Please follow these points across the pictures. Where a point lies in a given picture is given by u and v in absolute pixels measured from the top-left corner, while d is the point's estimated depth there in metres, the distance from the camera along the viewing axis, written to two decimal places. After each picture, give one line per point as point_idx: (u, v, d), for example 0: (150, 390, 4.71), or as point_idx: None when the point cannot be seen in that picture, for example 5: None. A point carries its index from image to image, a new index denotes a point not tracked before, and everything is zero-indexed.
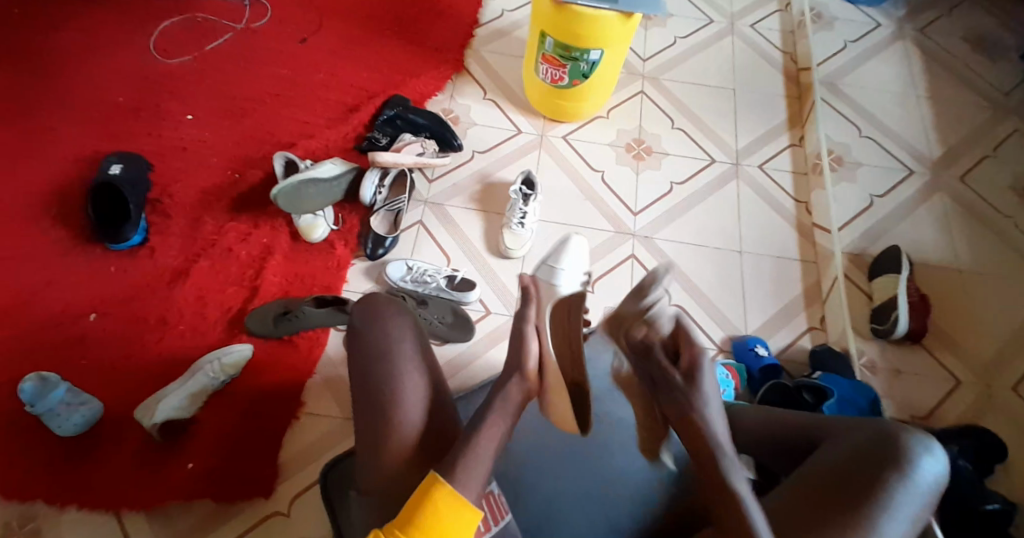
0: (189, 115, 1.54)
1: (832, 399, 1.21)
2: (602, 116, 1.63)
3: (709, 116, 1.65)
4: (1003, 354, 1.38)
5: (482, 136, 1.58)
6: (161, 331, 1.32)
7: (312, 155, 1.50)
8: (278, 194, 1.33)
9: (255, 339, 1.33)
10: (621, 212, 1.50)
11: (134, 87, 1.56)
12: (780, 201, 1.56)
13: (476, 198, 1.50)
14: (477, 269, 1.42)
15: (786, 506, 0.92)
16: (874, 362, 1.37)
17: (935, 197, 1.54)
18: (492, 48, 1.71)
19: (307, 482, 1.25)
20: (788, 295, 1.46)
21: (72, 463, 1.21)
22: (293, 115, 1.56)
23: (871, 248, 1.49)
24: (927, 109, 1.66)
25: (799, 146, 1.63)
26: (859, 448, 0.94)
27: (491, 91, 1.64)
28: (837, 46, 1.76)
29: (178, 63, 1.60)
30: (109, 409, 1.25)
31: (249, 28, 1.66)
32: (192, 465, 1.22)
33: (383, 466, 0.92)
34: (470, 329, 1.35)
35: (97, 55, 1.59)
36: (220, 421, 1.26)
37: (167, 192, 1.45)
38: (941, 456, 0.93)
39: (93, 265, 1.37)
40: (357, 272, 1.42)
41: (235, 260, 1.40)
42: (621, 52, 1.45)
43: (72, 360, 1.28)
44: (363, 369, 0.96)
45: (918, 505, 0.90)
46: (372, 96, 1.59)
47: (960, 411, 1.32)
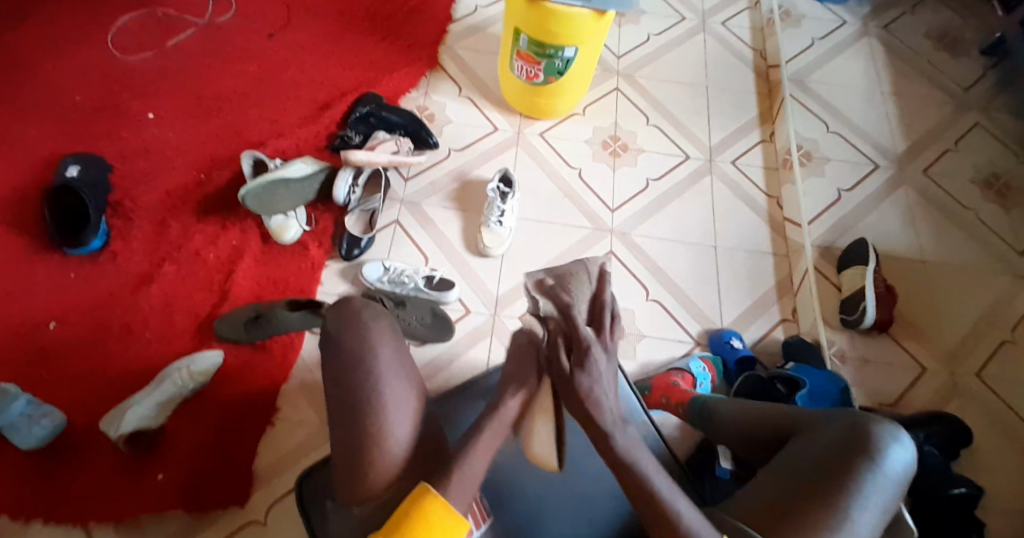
0: (151, 113, 1.48)
1: (804, 389, 1.23)
2: (577, 113, 1.62)
3: (682, 112, 1.66)
4: (967, 342, 1.42)
5: (457, 133, 1.56)
6: (127, 338, 1.27)
7: (283, 154, 1.46)
8: (248, 196, 1.29)
9: (227, 344, 1.29)
10: (598, 210, 1.50)
11: (92, 85, 1.50)
12: (753, 196, 1.58)
13: (453, 197, 1.48)
14: (455, 268, 1.40)
15: (761, 497, 0.93)
16: (844, 352, 1.40)
17: (900, 191, 1.59)
18: (465, 44, 1.69)
19: (284, 490, 1.21)
20: (763, 289, 1.48)
21: (35, 479, 1.15)
22: (261, 113, 1.51)
23: (841, 241, 1.52)
24: (892, 104, 1.71)
25: (770, 142, 1.65)
26: (831, 438, 0.96)
27: (465, 88, 1.62)
28: (805, 43, 1.79)
29: (138, 59, 1.54)
30: (73, 421, 1.20)
31: (213, 23, 1.61)
32: (162, 476, 1.18)
33: (365, 473, 0.89)
34: (450, 330, 1.33)
35: (51, 52, 1.52)
36: (192, 430, 1.21)
37: (130, 193, 1.39)
38: (909, 448, 0.96)
39: (52, 271, 1.31)
40: (333, 274, 1.38)
41: (203, 264, 1.35)
42: (595, 50, 1.45)
43: (33, 371, 1.22)
44: (340, 376, 0.93)
45: (888, 494, 0.91)
46: (344, 93, 1.55)
47: (928, 398, 1.36)
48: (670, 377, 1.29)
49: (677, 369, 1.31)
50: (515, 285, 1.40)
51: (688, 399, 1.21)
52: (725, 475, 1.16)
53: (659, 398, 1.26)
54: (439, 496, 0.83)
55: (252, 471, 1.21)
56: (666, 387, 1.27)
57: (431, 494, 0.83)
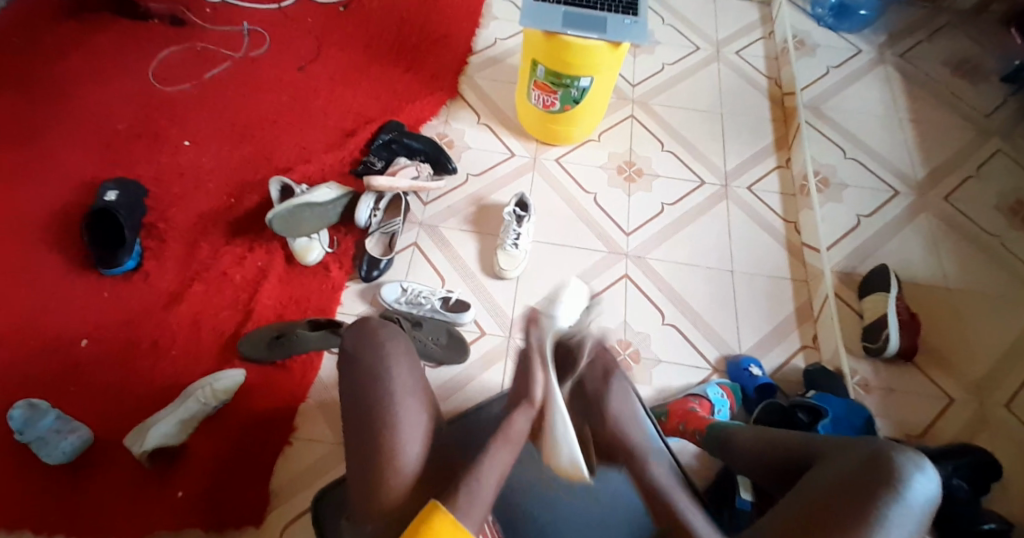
0: (186, 141, 1.55)
1: (827, 419, 1.20)
2: (593, 140, 1.66)
3: (698, 139, 1.68)
4: (995, 372, 1.39)
5: (475, 159, 1.60)
6: (154, 355, 1.31)
7: (309, 179, 1.52)
8: (274, 217, 1.34)
9: (249, 363, 1.33)
10: (614, 234, 1.52)
11: (132, 114, 1.58)
12: (769, 219, 1.58)
13: (470, 220, 1.52)
14: (471, 290, 1.43)
15: (780, 530, 0.92)
16: (867, 381, 1.38)
17: (921, 217, 1.58)
18: (485, 74, 1.74)
19: (301, 509, 1.23)
20: (780, 314, 1.47)
21: (61, 491, 1.19)
22: (290, 140, 1.57)
23: (861, 267, 1.51)
24: (910, 132, 1.70)
25: (787, 168, 1.66)
26: (853, 468, 0.94)
27: (484, 116, 1.67)
28: (820, 71, 1.81)
29: (176, 89, 1.62)
30: (99, 435, 1.24)
31: (247, 56, 1.69)
32: (181, 493, 1.20)
33: (376, 488, 0.91)
34: (465, 351, 1.35)
35: (96, 83, 1.61)
36: (212, 448, 1.24)
37: (163, 216, 1.45)
38: (935, 478, 0.93)
39: (88, 289, 1.36)
40: (352, 295, 1.42)
41: (230, 283, 1.40)
42: (610, 80, 1.48)
43: (64, 386, 1.27)
44: (356, 396, 0.95)
45: (911, 526, 0.89)
46: (367, 121, 1.61)
47: (956, 430, 1.33)
48: (687, 403, 1.28)
49: (695, 395, 1.30)
50: (531, 307, 1.42)
51: (706, 425, 1.20)
52: (745, 505, 1.12)
53: (677, 424, 1.25)
54: (447, 512, 0.85)
55: (268, 490, 1.23)
56: (683, 413, 1.26)
57: (439, 511, 0.85)
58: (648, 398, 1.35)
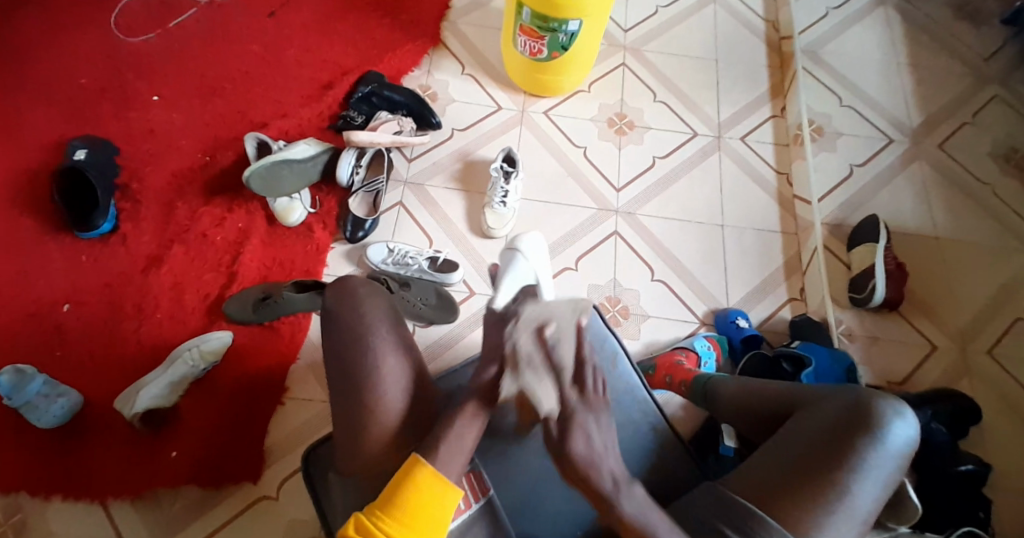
0: (156, 95, 1.48)
1: (810, 368, 1.21)
2: (583, 90, 1.60)
3: (690, 87, 1.62)
4: (980, 320, 1.40)
5: (461, 112, 1.54)
6: (138, 320, 1.29)
7: (287, 135, 1.46)
8: (252, 175, 1.29)
9: (235, 324, 1.31)
10: (604, 189, 1.49)
11: (97, 66, 1.50)
12: (761, 172, 1.55)
13: (457, 177, 1.48)
14: (459, 250, 1.41)
15: (762, 476, 0.93)
16: (852, 330, 1.39)
17: (915, 165, 1.55)
18: (469, 19, 1.66)
19: (292, 468, 1.24)
20: (769, 268, 1.46)
21: (55, 456, 1.19)
22: (265, 94, 1.50)
23: (852, 218, 1.49)
24: (907, 77, 1.65)
25: (781, 117, 1.61)
26: (832, 417, 0.94)
27: (469, 65, 1.60)
28: (819, 13, 1.73)
29: (141, 40, 1.53)
30: (88, 400, 1.23)
31: (214, 2, 1.59)
32: (176, 452, 1.21)
33: (365, 446, 0.92)
34: (454, 311, 1.34)
35: (56, 33, 1.52)
36: (204, 408, 1.24)
37: (137, 176, 1.40)
38: (912, 421, 0.94)
39: (64, 254, 1.33)
40: (338, 256, 1.39)
41: (211, 246, 1.36)
42: (600, 23, 1.41)
43: (48, 353, 1.25)
44: (339, 359, 0.94)
45: (888, 470, 0.91)
46: (345, 72, 1.54)
47: (937, 376, 1.35)
48: (674, 357, 1.28)
49: (682, 348, 1.31)
50: None
51: (691, 377, 1.21)
52: (728, 452, 1.16)
53: (663, 376, 1.26)
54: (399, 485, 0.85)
55: (262, 447, 1.24)
56: (669, 366, 1.27)
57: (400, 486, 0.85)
58: (636, 353, 1.36)
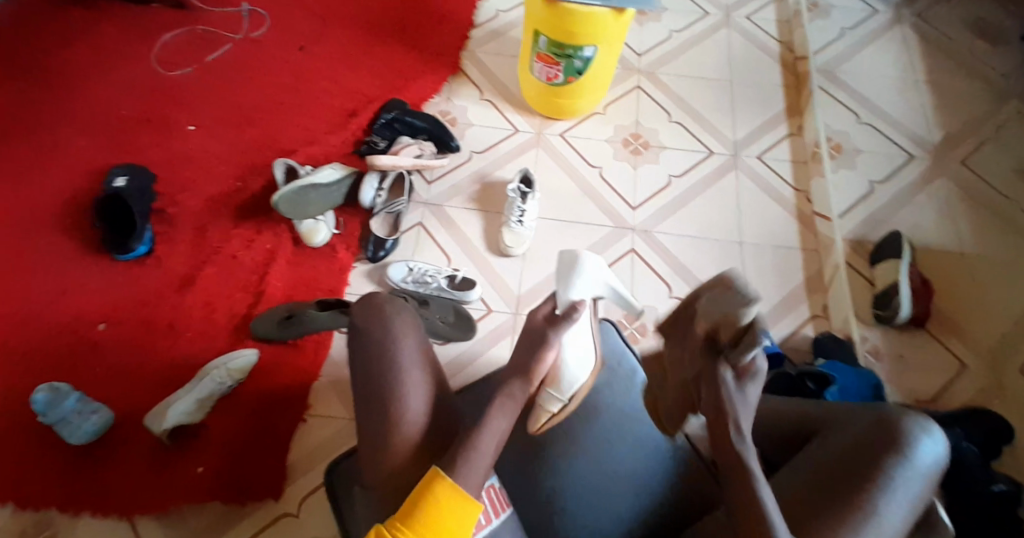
0: (191, 125, 1.56)
1: (834, 386, 1.20)
2: (599, 113, 1.63)
3: (706, 109, 1.65)
4: (1011, 338, 1.36)
5: (479, 136, 1.59)
6: (168, 338, 1.34)
7: (313, 161, 1.52)
8: (281, 200, 1.34)
9: (261, 342, 1.35)
10: (620, 208, 1.51)
11: (139, 99, 1.59)
12: (780, 190, 1.55)
13: (475, 198, 1.51)
14: (478, 268, 1.43)
15: (787, 497, 0.91)
16: (878, 348, 1.36)
17: (937, 181, 1.53)
18: (488, 48, 1.72)
19: (314, 485, 1.26)
20: (790, 285, 1.45)
21: (87, 469, 1.23)
22: (293, 123, 1.58)
23: (872, 235, 1.48)
24: (926, 94, 1.65)
25: (798, 135, 1.62)
26: (859, 435, 0.92)
27: (488, 92, 1.65)
28: (834, 34, 1.75)
29: (179, 75, 1.63)
30: (119, 414, 1.27)
31: (247, 37, 1.69)
32: (202, 468, 1.24)
33: (385, 457, 0.91)
34: (472, 327, 1.36)
35: (101, 70, 1.62)
36: (229, 423, 1.28)
37: (172, 201, 1.47)
38: (941, 441, 0.92)
39: (102, 274, 1.39)
40: (360, 274, 1.43)
41: (239, 267, 1.42)
42: (614, 49, 1.45)
43: (83, 369, 1.30)
44: (363, 373, 0.94)
45: (918, 489, 0.88)
46: (369, 101, 1.60)
47: (968, 395, 1.31)
48: None
49: None
50: (536, 284, 1.42)
51: None
52: None
53: None
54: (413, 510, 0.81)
55: (285, 465, 1.26)
56: None
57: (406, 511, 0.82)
58: None
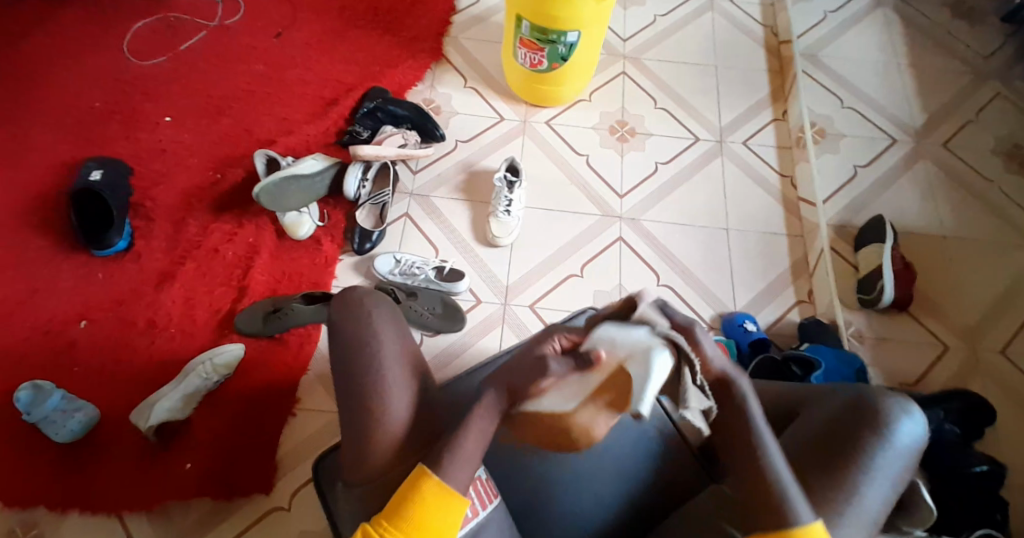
0: (167, 116, 1.52)
1: (819, 370, 1.21)
2: (584, 99, 1.62)
3: (690, 94, 1.64)
4: (990, 318, 1.39)
5: (464, 124, 1.57)
6: (150, 335, 1.32)
7: (294, 151, 1.50)
8: (261, 192, 1.32)
9: (246, 338, 1.33)
10: (607, 195, 1.50)
11: (111, 90, 1.54)
12: (764, 175, 1.56)
13: (461, 188, 1.50)
14: (465, 259, 1.42)
15: None
16: (861, 331, 1.38)
17: (919, 164, 1.55)
18: (470, 34, 1.69)
19: (303, 479, 1.25)
20: (775, 271, 1.46)
21: (71, 470, 1.21)
22: (272, 112, 1.54)
23: (856, 219, 1.49)
24: (908, 77, 1.66)
25: (783, 120, 1.62)
26: (838, 415, 0.93)
27: (471, 79, 1.63)
28: (816, 17, 1.75)
29: (152, 64, 1.58)
30: (101, 413, 1.25)
31: (222, 25, 1.64)
32: (190, 465, 1.22)
33: (369, 456, 0.89)
34: (461, 320, 1.35)
35: (70, 59, 1.57)
36: (216, 420, 1.26)
37: (149, 194, 1.44)
38: (920, 419, 0.93)
39: (80, 271, 1.36)
40: (346, 268, 1.42)
41: (221, 261, 1.39)
42: (598, 34, 1.44)
43: (63, 369, 1.28)
44: (343, 366, 0.92)
45: (897, 469, 0.90)
46: (350, 89, 1.57)
47: (949, 376, 1.33)
48: None
49: None
50: (525, 274, 1.42)
51: None
52: None
53: None
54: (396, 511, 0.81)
55: (275, 458, 1.26)
56: None
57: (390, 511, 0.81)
58: None
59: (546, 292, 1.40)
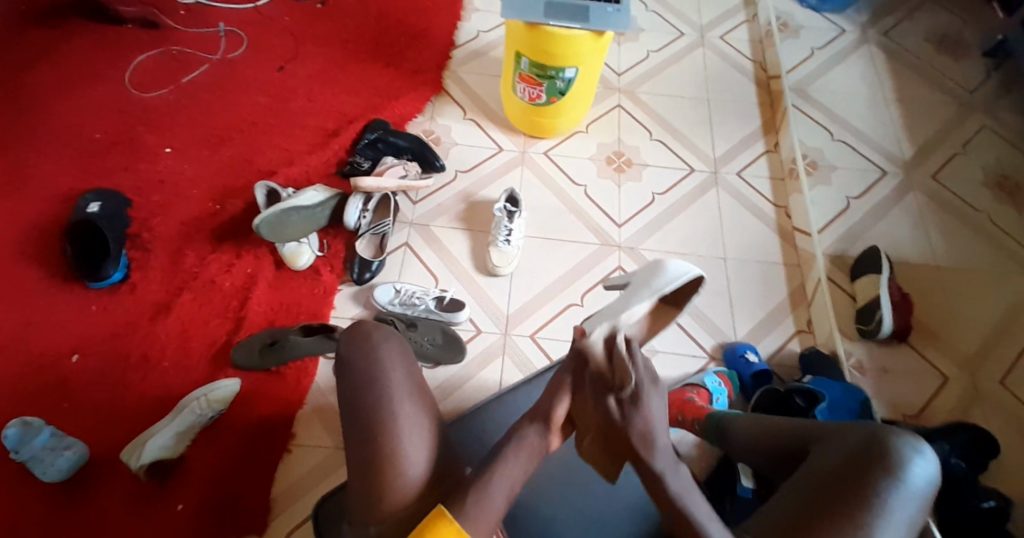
0: (167, 147, 1.52)
1: (824, 403, 1.20)
2: (581, 131, 1.64)
3: (685, 127, 1.67)
4: (989, 349, 1.40)
5: (463, 155, 1.58)
6: (146, 368, 1.29)
7: (294, 182, 1.50)
8: (261, 224, 1.31)
9: (243, 371, 1.31)
10: (605, 225, 1.52)
11: (111, 121, 1.54)
12: (759, 205, 1.58)
13: (461, 217, 1.50)
14: (465, 288, 1.42)
15: (782, 519, 0.90)
16: (862, 363, 1.38)
17: (910, 196, 1.58)
18: (469, 68, 1.72)
19: (299, 519, 1.22)
20: (774, 300, 1.47)
21: (60, 509, 1.17)
22: (273, 144, 1.55)
23: (851, 249, 1.51)
24: (895, 111, 1.71)
25: (775, 152, 1.66)
26: (852, 454, 0.93)
27: (470, 111, 1.65)
28: (805, 53, 1.80)
29: (153, 95, 1.59)
30: (94, 449, 1.22)
31: (224, 58, 1.66)
32: (181, 506, 1.18)
33: (377, 496, 0.87)
34: (460, 350, 1.34)
35: (71, 91, 1.57)
36: (210, 457, 1.23)
37: (147, 225, 1.43)
38: (932, 458, 0.93)
39: (75, 303, 1.34)
40: (345, 298, 1.40)
41: (220, 292, 1.38)
42: (596, 69, 1.47)
43: (56, 403, 1.25)
44: (352, 404, 0.90)
45: (911, 509, 0.89)
46: (351, 121, 1.59)
47: (951, 407, 1.33)
48: (684, 393, 1.26)
49: (692, 384, 1.28)
50: (525, 303, 1.41)
51: (704, 414, 1.18)
52: (746, 493, 1.11)
53: (675, 414, 1.22)
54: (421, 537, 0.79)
55: (269, 498, 1.22)
56: (681, 403, 1.24)
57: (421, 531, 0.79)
58: None
59: (548, 320, 1.40)
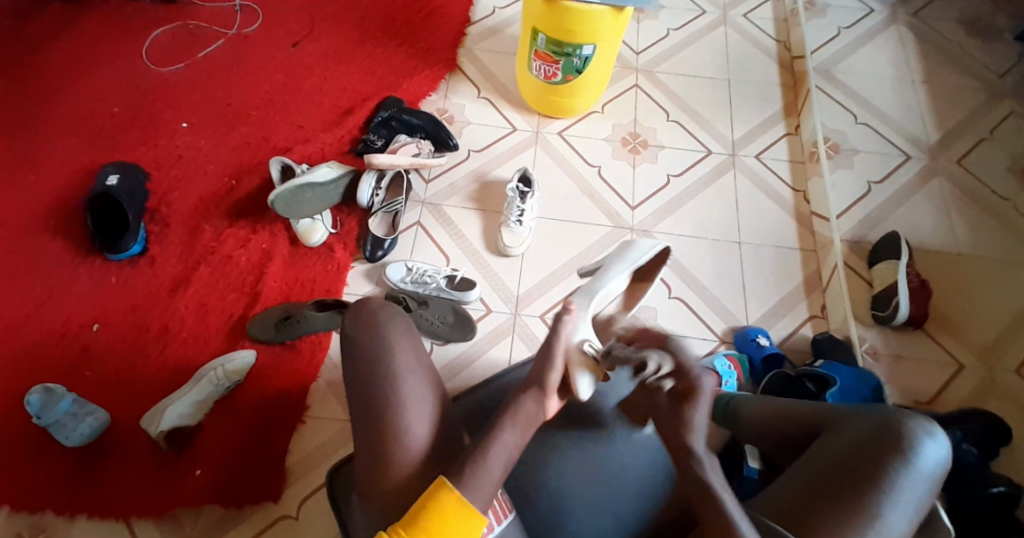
0: (184, 123, 1.54)
1: (834, 387, 1.19)
2: (597, 111, 1.63)
3: (703, 108, 1.64)
4: (1005, 338, 1.37)
5: (476, 134, 1.58)
6: (163, 340, 1.33)
7: (309, 159, 1.51)
8: (276, 200, 1.32)
9: (257, 344, 1.34)
10: (619, 207, 1.51)
11: (131, 97, 1.56)
12: (776, 188, 1.56)
13: (473, 197, 1.50)
14: (476, 267, 1.43)
15: (789, 497, 0.90)
16: (876, 348, 1.37)
17: (933, 181, 1.54)
18: (485, 46, 1.71)
19: (312, 488, 1.25)
20: (788, 285, 1.45)
21: (81, 474, 1.22)
22: (288, 120, 1.56)
23: (870, 234, 1.49)
24: (922, 94, 1.66)
25: (796, 134, 1.62)
26: (862, 436, 0.92)
27: (485, 89, 1.64)
28: (830, 33, 1.75)
29: (171, 71, 1.60)
30: (114, 417, 1.26)
31: (241, 34, 1.66)
32: (199, 472, 1.22)
33: (385, 471, 0.89)
34: (472, 329, 1.35)
35: (91, 67, 1.59)
36: (225, 427, 1.26)
37: (165, 201, 1.45)
38: (943, 442, 0.92)
39: (96, 276, 1.37)
40: (358, 275, 1.42)
41: (235, 267, 1.40)
42: (613, 47, 1.44)
43: (77, 372, 1.29)
44: (358, 382, 0.92)
45: (920, 492, 0.88)
46: (366, 98, 1.59)
47: (965, 395, 1.32)
48: None
49: (702, 367, 1.27)
50: (535, 285, 1.42)
51: (713, 396, 1.18)
52: (753, 474, 1.13)
53: None
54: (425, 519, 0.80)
55: (283, 467, 1.25)
56: None
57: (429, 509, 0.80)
58: None
59: (558, 301, 1.40)
